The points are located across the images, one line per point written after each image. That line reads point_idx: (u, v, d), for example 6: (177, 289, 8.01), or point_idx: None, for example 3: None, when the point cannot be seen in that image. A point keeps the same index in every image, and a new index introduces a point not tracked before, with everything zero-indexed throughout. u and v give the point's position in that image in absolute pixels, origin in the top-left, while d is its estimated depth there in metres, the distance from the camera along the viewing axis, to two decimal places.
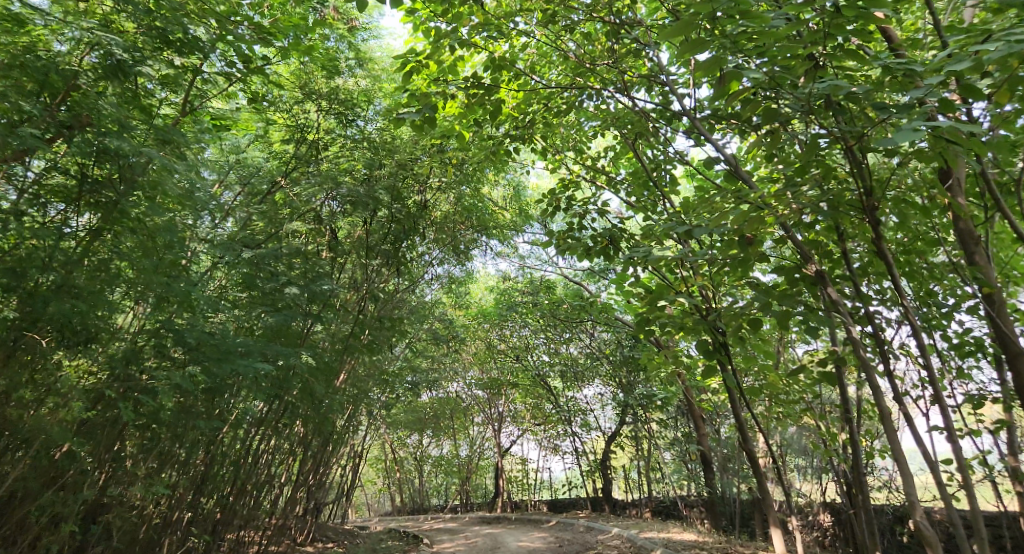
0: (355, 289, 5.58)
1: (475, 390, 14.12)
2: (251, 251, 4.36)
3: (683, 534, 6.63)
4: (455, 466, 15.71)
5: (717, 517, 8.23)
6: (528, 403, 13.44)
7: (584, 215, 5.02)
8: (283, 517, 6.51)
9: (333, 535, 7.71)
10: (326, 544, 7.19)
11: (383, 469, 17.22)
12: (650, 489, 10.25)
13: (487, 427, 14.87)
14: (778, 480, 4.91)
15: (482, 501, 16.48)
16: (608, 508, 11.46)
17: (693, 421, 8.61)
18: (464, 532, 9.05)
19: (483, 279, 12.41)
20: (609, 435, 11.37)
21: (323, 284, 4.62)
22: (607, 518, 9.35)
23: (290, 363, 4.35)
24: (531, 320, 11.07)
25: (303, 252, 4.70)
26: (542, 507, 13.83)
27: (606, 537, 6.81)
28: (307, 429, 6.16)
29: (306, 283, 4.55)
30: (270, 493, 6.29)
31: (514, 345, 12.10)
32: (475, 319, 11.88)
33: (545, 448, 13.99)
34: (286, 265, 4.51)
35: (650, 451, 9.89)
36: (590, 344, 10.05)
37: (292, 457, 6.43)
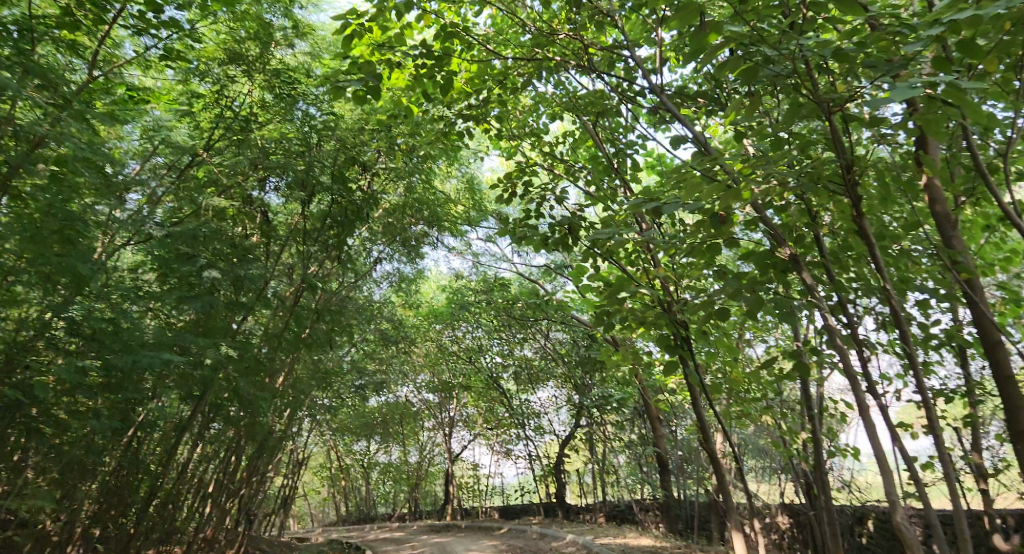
0: (292, 278, 5.12)
1: (426, 393, 13.69)
2: (167, 231, 3.88)
3: (639, 538, 6.38)
4: (404, 473, 15.17)
5: (672, 521, 8.05)
6: (481, 406, 13.08)
7: (541, 202, 4.74)
8: (209, 529, 5.93)
9: (268, 549, 7.16)
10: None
11: (329, 477, 16.56)
12: (605, 493, 9.99)
13: (439, 432, 14.42)
14: (740, 481, 4.68)
15: (432, 509, 15.97)
16: (561, 513, 11.14)
17: (649, 422, 8.42)
18: (410, 542, 8.59)
19: (436, 279, 12.03)
20: (562, 438, 11.11)
21: (249, 268, 4.13)
22: (560, 524, 9.03)
23: (207, 355, 3.85)
24: (484, 321, 10.75)
25: (228, 234, 4.22)
26: (493, 514, 13.44)
27: (560, 543, 6.51)
28: (237, 433, 5.64)
29: (230, 265, 4.06)
30: (193, 503, 5.70)
31: (466, 347, 11.74)
32: (427, 320, 11.48)
33: (497, 453, 13.63)
34: (206, 247, 4.03)
35: (604, 454, 9.67)
36: (544, 345, 9.78)
37: (220, 464, 5.89)
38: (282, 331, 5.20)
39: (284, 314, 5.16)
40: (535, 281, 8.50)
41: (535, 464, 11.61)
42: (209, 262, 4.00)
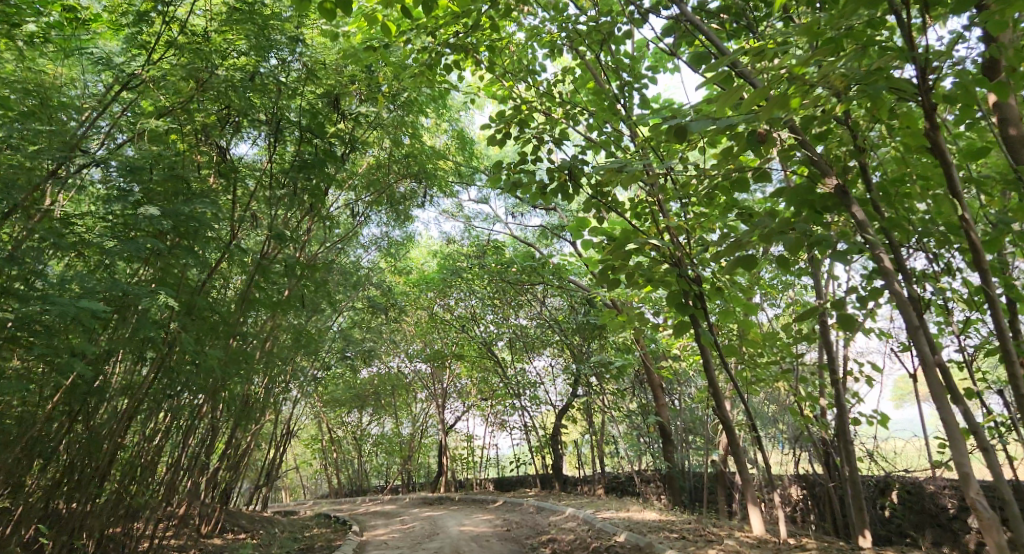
0: (260, 230, 4.61)
1: (417, 364, 13.28)
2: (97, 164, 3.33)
3: (642, 512, 5.99)
4: (397, 445, 14.85)
5: (675, 492, 7.69)
6: (475, 376, 12.67)
7: (536, 143, 4.27)
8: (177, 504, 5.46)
9: (249, 524, 6.75)
10: (239, 536, 6.20)
11: (321, 450, 16.24)
12: (604, 464, 9.60)
13: (432, 403, 14.05)
14: (762, 450, 4.25)
15: (425, 481, 15.70)
16: (558, 485, 10.75)
17: (652, 389, 8.06)
18: (401, 515, 8.22)
19: (426, 245, 11.53)
20: (559, 409, 10.71)
21: (198, 206, 3.59)
22: (557, 496, 8.62)
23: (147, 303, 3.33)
24: (476, 287, 10.27)
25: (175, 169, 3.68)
26: (488, 485, 13.12)
27: (557, 517, 6.12)
28: (204, 400, 5.14)
29: (174, 203, 3.52)
30: (159, 478, 5.23)
31: (459, 316, 11.28)
32: (417, 287, 11.00)
33: (492, 424, 13.28)
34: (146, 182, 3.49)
35: (603, 424, 9.28)
36: (539, 312, 9.28)
37: (187, 435, 5.40)
38: (253, 287, 4.73)
39: (255, 271, 4.67)
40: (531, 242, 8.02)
41: (531, 435, 11.25)
42: (151, 204, 3.49)
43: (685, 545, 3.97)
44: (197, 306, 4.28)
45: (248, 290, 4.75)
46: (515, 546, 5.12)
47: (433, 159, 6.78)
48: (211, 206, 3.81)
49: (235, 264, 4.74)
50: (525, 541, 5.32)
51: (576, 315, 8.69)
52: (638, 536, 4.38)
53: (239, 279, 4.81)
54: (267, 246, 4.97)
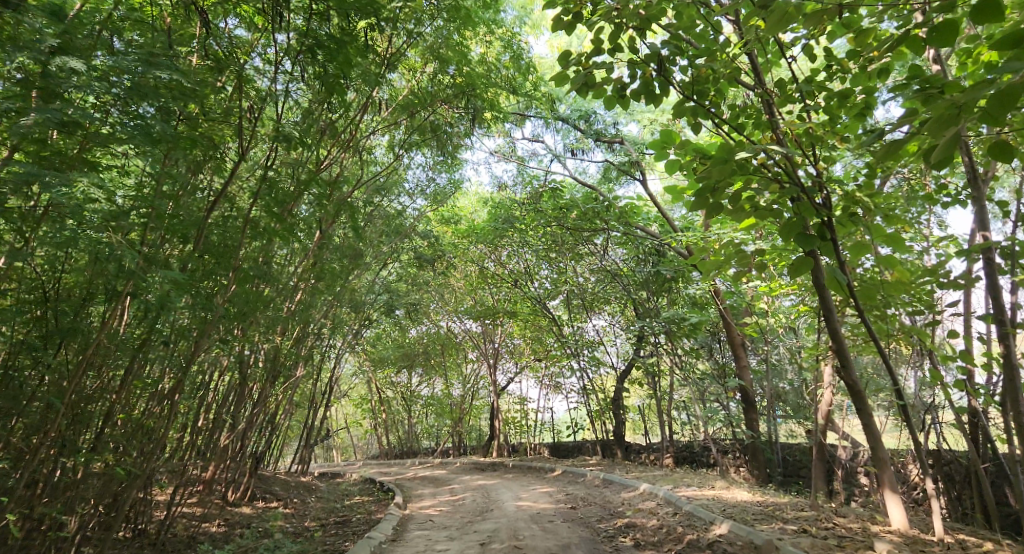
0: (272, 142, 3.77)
1: (467, 323, 12.62)
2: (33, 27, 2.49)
3: (729, 491, 5.08)
4: (448, 406, 14.29)
5: (757, 467, 6.71)
6: (528, 335, 11.89)
7: (613, 25, 3.23)
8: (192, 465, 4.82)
9: (284, 491, 6.18)
10: (271, 504, 5.61)
11: (370, 409, 15.95)
12: (672, 432, 8.69)
13: (483, 364, 13.40)
14: (913, 424, 3.24)
15: (477, 444, 15.16)
16: (619, 453, 9.89)
17: (733, 348, 7.06)
18: (450, 483, 7.55)
19: (475, 195, 10.68)
20: (621, 371, 9.82)
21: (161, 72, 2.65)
22: (622, 466, 7.78)
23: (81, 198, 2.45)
24: (530, 239, 9.38)
25: (152, 49, 2.83)
26: (543, 450, 12.40)
27: (627, 494, 5.29)
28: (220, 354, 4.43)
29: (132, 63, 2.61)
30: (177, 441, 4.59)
31: (511, 271, 10.44)
32: (466, 240, 10.21)
33: (546, 387, 12.52)
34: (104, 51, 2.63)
35: (672, 389, 8.33)
36: (600, 266, 8.31)
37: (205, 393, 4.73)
38: (270, 220, 3.96)
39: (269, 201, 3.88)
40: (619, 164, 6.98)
41: (590, 398, 10.40)
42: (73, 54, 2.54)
43: (816, 547, 3.03)
44: (200, 239, 3.52)
45: (264, 225, 3.98)
46: (586, 531, 4.28)
47: (485, 80, 5.81)
48: (185, 86, 2.88)
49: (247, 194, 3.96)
50: (596, 524, 4.46)
51: (644, 266, 7.71)
52: (748, 529, 3.45)
53: (252, 212, 4.03)
54: (287, 174, 4.18)
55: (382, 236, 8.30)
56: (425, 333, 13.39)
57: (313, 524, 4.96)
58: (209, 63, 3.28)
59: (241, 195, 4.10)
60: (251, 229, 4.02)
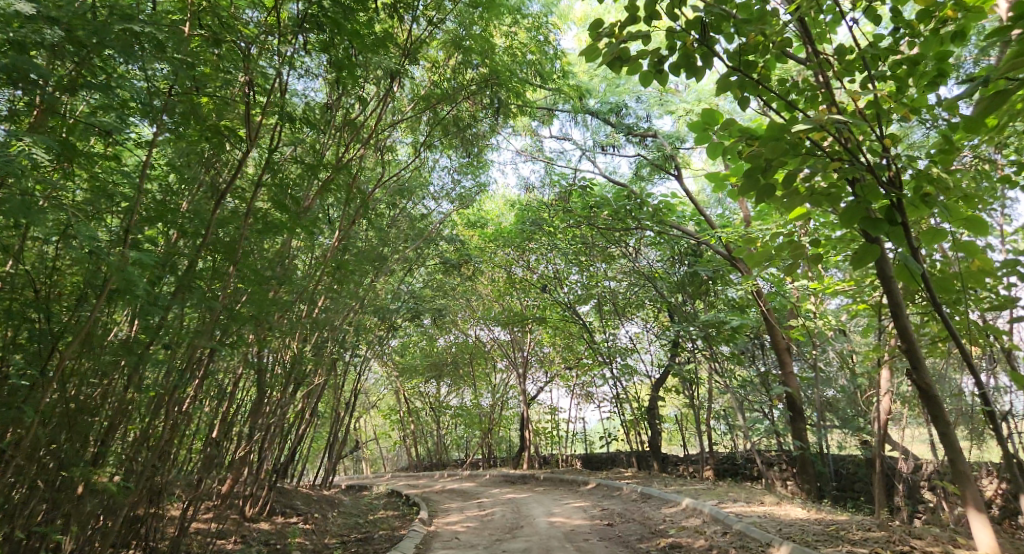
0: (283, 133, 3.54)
1: (496, 331, 12.32)
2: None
3: (781, 507, 4.66)
4: (477, 417, 13.94)
5: (807, 480, 6.24)
6: (559, 343, 11.54)
7: None
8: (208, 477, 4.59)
9: (305, 505, 5.93)
10: (291, 519, 5.35)
11: (398, 420, 15.73)
12: (712, 443, 8.22)
13: (512, 373, 13.08)
14: (1004, 437, 2.73)
15: (507, 455, 14.78)
16: (656, 466, 9.44)
17: (777, 353, 6.61)
18: (478, 497, 7.22)
19: (502, 199, 10.43)
20: (656, 379, 9.40)
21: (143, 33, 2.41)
22: (659, 479, 7.35)
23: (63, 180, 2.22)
24: (560, 242, 9.07)
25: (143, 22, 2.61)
26: (575, 462, 11.97)
27: (667, 509, 4.92)
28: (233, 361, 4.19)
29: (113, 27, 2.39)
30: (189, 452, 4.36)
31: (540, 276, 10.12)
32: (493, 245, 9.94)
33: (578, 396, 12.11)
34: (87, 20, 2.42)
35: (711, 397, 7.88)
36: (632, 269, 7.90)
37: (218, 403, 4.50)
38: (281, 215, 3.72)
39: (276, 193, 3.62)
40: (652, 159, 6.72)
41: (624, 408, 9.98)
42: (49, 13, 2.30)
43: None
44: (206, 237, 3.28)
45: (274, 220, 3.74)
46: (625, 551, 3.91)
47: (510, 71, 5.54)
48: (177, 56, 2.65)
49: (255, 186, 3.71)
50: (636, 544, 4.08)
51: (679, 268, 7.32)
52: None
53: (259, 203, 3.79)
54: (300, 169, 3.94)
55: (406, 240, 8.06)
56: (453, 342, 13.14)
57: (332, 542, 4.68)
58: (199, 31, 2.99)
59: (252, 189, 3.89)
60: (261, 222, 3.79)
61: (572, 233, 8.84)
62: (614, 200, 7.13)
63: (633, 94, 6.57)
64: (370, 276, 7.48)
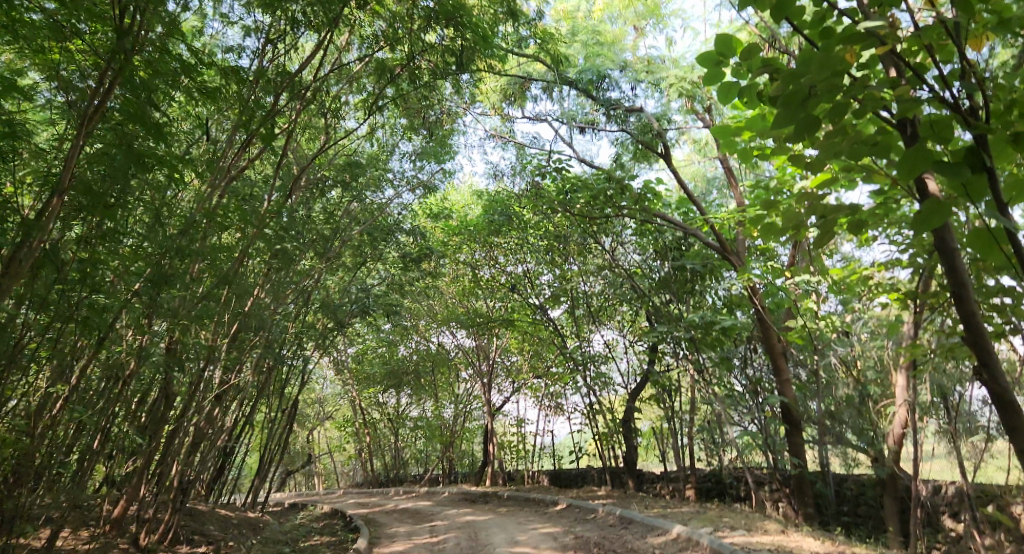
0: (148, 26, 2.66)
1: (460, 335, 11.53)
2: None
3: (790, 538, 3.89)
4: (438, 429, 13.00)
5: (807, 503, 5.50)
6: (528, 348, 10.77)
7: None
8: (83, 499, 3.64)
9: (221, 531, 4.94)
10: (198, 550, 4.39)
11: (353, 431, 14.69)
12: (694, 458, 7.49)
13: (477, 381, 12.24)
14: None
15: (470, 471, 13.84)
16: (630, 483, 8.66)
17: (772, 356, 5.96)
18: (434, 518, 6.33)
19: (469, 191, 9.66)
20: (631, 387, 8.68)
21: None
22: (637, 499, 6.55)
23: None
24: (533, 235, 8.35)
25: None
26: (542, 479, 11.13)
27: (654, 539, 4.12)
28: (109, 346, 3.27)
29: None
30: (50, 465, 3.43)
31: (508, 276, 9.34)
32: (458, 239, 9.16)
33: (546, 407, 11.30)
34: None
35: (694, 409, 7.16)
36: (611, 264, 7.18)
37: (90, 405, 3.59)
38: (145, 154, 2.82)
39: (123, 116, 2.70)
40: (639, 138, 6.00)
41: (595, 421, 9.19)
42: None
43: None
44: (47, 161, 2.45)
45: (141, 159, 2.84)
46: None
47: (484, 21, 4.78)
48: None
49: (112, 114, 2.78)
50: None
51: (666, 261, 6.64)
52: None
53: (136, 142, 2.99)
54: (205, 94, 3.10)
55: (359, 227, 7.20)
56: (414, 348, 12.27)
57: None
58: None
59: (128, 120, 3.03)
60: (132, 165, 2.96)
61: (544, 227, 8.08)
62: (593, 183, 6.36)
63: (616, 61, 5.79)
64: (316, 266, 6.59)
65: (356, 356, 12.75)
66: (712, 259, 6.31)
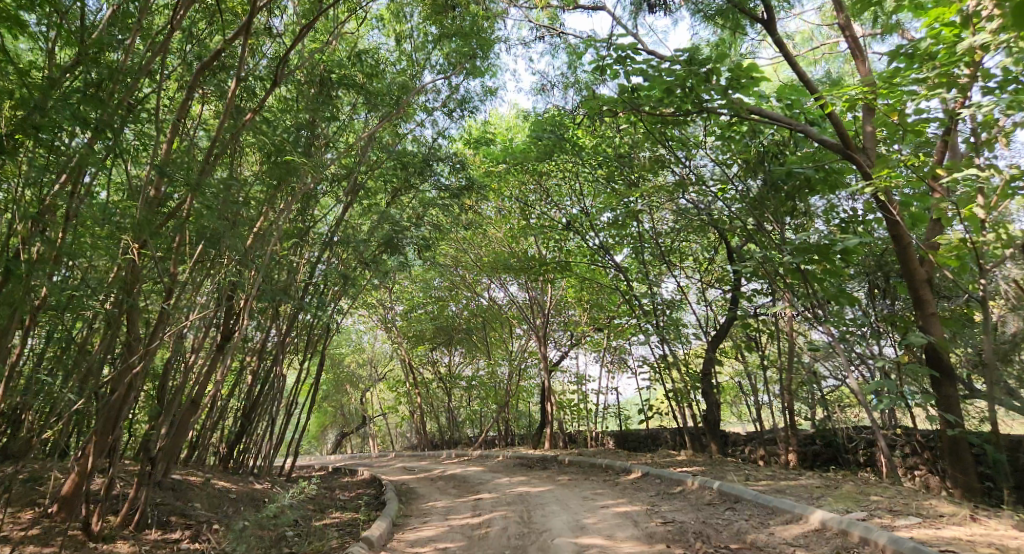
0: None
1: (511, 285, 10.48)
2: None
3: (987, 527, 2.62)
4: (492, 389, 12.01)
5: (965, 473, 4.15)
6: (587, 298, 9.59)
7: None
8: None
9: (209, 510, 4.01)
10: (171, 535, 3.49)
11: (404, 393, 13.95)
12: (794, 418, 6.18)
13: (532, 336, 11.17)
14: None
15: (527, 433, 12.90)
16: (712, 449, 7.39)
17: (909, 282, 4.59)
18: (482, 489, 5.28)
19: (515, 118, 8.48)
20: (712, 337, 7.41)
21: None
22: (726, 467, 5.33)
23: None
24: (590, 160, 7.12)
25: None
26: (608, 442, 9.96)
27: (782, 530, 2.87)
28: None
29: None
30: None
31: (561, 213, 8.10)
32: (504, 170, 8.01)
33: (609, 362, 10.11)
34: None
35: (793, 358, 5.83)
36: (689, 182, 5.86)
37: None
38: None
39: None
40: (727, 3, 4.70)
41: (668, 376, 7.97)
42: None
43: None
44: None
45: None
46: None
47: None
48: None
49: None
50: None
51: (762, 170, 5.31)
52: None
53: None
54: None
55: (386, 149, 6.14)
56: (464, 304, 11.34)
57: None
58: None
59: None
60: None
61: (602, 149, 6.83)
62: (663, 75, 5.10)
63: None
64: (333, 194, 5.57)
65: (402, 313, 11.92)
66: (825, 162, 4.95)
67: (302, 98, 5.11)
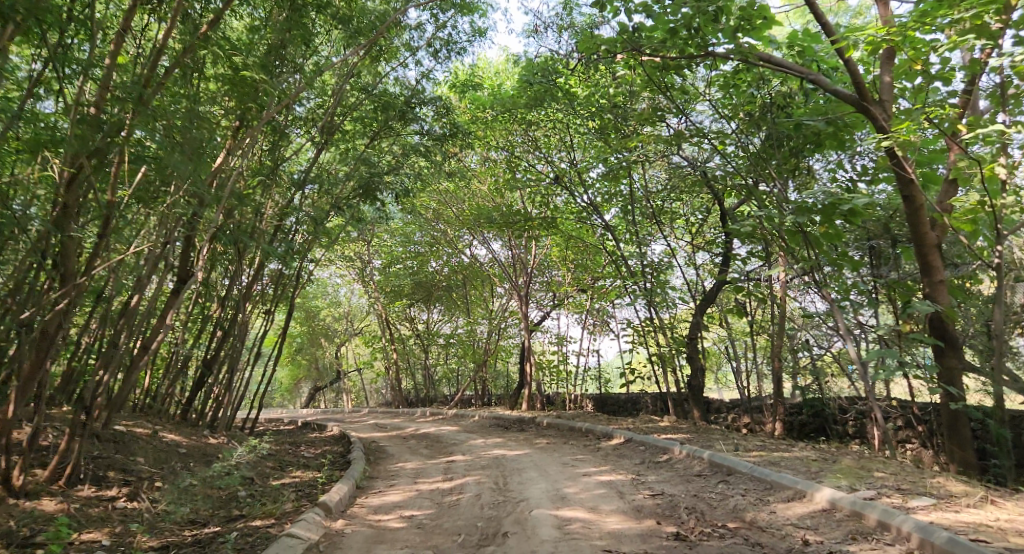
0: None
1: (494, 241, 10.08)
2: None
3: (1006, 511, 2.39)
4: (470, 348, 11.58)
5: (962, 448, 3.96)
6: (572, 257, 9.25)
7: None
8: None
9: (153, 465, 3.68)
10: (107, 491, 3.17)
11: (380, 349, 13.61)
12: (781, 386, 5.96)
13: (513, 295, 10.83)
14: None
15: (504, 393, 12.69)
16: (694, 416, 7.18)
17: (916, 247, 4.31)
18: (455, 450, 5.00)
19: (505, 64, 7.95)
20: (700, 302, 7.13)
21: None
22: (711, 435, 5.11)
23: None
24: (583, 109, 6.67)
25: None
26: (586, 405, 9.75)
27: (785, 508, 2.62)
28: None
29: None
30: None
31: (550, 166, 7.67)
32: (491, 119, 7.53)
33: (591, 325, 9.82)
34: None
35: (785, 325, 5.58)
36: (687, 135, 5.47)
37: None
38: None
39: None
40: None
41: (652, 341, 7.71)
42: None
43: None
44: None
45: None
46: None
47: None
48: None
49: None
50: None
51: (768, 122, 4.94)
52: None
53: None
54: None
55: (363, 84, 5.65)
56: (445, 260, 10.95)
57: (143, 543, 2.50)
58: None
59: None
60: None
61: (596, 98, 6.38)
62: (667, 13, 4.66)
63: None
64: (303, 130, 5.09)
65: (380, 267, 11.52)
66: (837, 117, 4.59)
67: (269, 21, 4.59)
